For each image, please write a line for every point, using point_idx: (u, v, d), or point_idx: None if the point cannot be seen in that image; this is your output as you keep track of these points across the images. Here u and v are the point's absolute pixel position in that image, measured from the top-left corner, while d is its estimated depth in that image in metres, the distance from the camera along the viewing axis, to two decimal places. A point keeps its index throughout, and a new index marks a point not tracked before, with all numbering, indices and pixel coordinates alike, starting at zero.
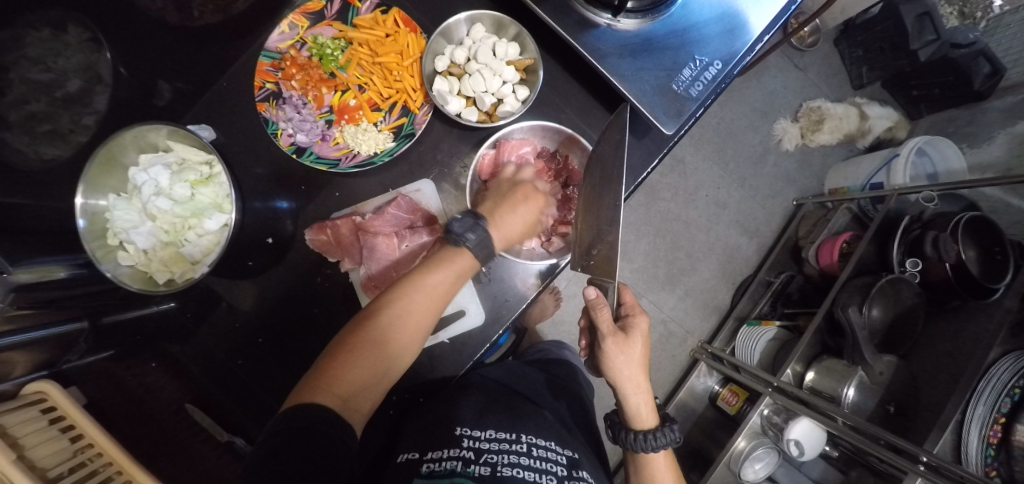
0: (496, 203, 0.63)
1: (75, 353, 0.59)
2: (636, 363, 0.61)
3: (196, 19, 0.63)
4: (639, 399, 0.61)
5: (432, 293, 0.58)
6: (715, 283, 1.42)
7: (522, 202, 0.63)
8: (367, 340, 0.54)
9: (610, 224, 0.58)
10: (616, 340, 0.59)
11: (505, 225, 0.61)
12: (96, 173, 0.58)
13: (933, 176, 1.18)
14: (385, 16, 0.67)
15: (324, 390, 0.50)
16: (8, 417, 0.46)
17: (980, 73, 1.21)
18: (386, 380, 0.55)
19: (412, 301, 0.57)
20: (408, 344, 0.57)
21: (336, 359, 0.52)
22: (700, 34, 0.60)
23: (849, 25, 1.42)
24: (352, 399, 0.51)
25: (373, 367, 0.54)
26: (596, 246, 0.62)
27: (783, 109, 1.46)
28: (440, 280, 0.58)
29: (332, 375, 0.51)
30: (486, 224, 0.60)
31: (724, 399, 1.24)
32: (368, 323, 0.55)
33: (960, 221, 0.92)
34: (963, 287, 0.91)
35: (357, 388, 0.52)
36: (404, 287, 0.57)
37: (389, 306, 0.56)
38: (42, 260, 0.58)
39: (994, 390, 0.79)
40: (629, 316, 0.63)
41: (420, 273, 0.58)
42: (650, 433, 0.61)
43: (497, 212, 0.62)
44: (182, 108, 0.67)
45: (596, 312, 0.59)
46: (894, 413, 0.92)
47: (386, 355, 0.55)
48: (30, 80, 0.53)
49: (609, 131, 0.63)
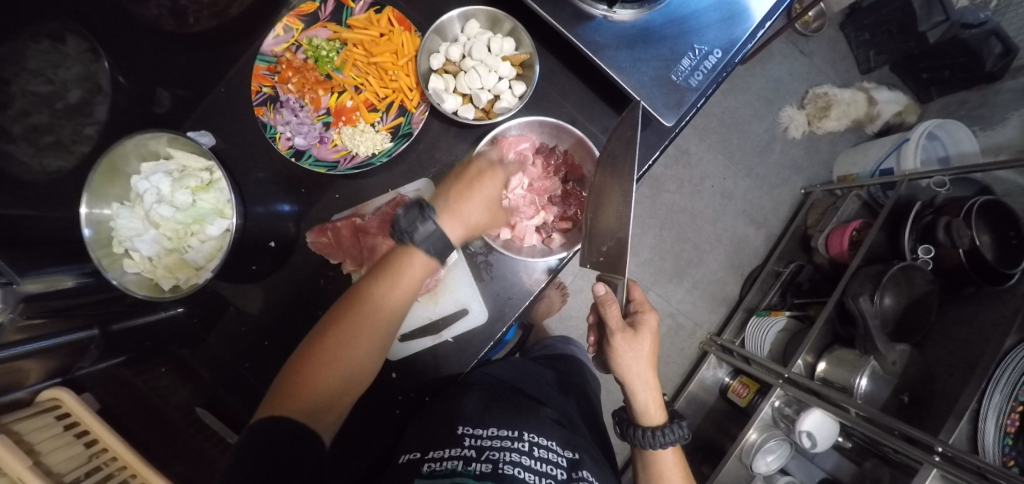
0: (447, 190, 0.62)
1: (87, 359, 0.60)
2: (644, 359, 0.60)
3: (192, 26, 0.64)
4: (647, 395, 0.61)
5: (396, 295, 0.58)
6: (723, 275, 1.41)
7: (477, 184, 0.62)
8: (333, 346, 0.54)
9: (619, 219, 0.57)
10: (625, 336, 0.59)
11: (461, 213, 0.60)
12: (99, 182, 0.58)
13: (945, 160, 1.15)
14: (379, 15, 0.67)
15: (293, 400, 0.50)
16: (24, 423, 0.47)
17: (992, 53, 1.17)
18: (353, 388, 0.56)
19: (377, 305, 0.57)
20: (373, 349, 0.57)
21: (303, 368, 0.53)
22: (699, 23, 0.59)
23: (855, 8, 1.39)
24: (319, 409, 0.51)
25: (341, 374, 0.54)
26: (606, 243, 0.61)
27: (789, 96, 1.43)
28: (403, 282, 0.58)
29: (298, 384, 0.51)
30: (437, 215, 0.59)
31: (735, 391, 1.22)
32: (333, 330, 0.55)
33: (973, 206, 0.90)
34: (978, 273, 0.89)
35: (327, 396, 0.52)
36: (367, 291, 0.57)
37: (354, 312, 0.56)
38: (52, 270, 0.60)
39: (1011, 379, 0.77)
40: (638, 312, 0.63)
41: (381, 277, 0.58)
42: (658, 430, 0.61)
43: (451, 201, 0.60)
44: (183, 115, 0.68)
45: (606, 308, 0.58)
46: (908, 403, 0.90)
47: (353, 360, 0.55)
48: (31, 93, 0.53)
49: (620, 129, 0.61)
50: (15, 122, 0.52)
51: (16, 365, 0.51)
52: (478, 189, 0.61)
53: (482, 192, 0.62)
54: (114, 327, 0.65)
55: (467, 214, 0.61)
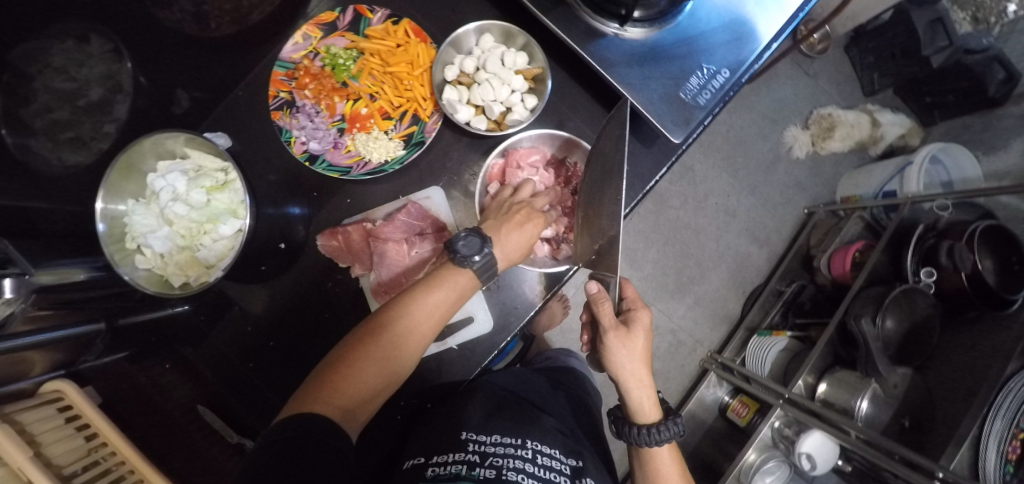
0: (499, 221, 0.63)
1: (92, 353, 0.61)
2: (638, 356, 0.60)
3: (213, 30, 0.64)
4: (641, 393, 0.61)
5: (435, 310, 0.58)
6: (725, 292, 1.41)
7: (521, 224, 0.63)
8: (370, 353, 0.55)
9: (612, 219, 0.55)
10: (617, 333, 0.59)
11: (508, 242, 0.62)
12: (116, 179, 0.60)
13: (948, 184, 1.16)
14: (396, 27, 0.69)
15: (326, 399, 0.50)
16: (27, 414, 0.47)
17: (995, 79, 1.19)
18: (384, 393, 0.56)
19: (416, 315, 0.57)
20: (407, 361, 0.57)
21: (341, 369, 0.53)
22: (708, 43, 0.60)
23: (860, 31, 1.40)
24: (350, 411, 0.51)
25: (374, 379, 0.55)
26: (598, 243, 0.60)
27: (793, 116, 1.45)
28: (443, 297, 0.59)
29: (333, 384, 0.52)
30: (492, 246, 0.61)
31: (735, 410, 1.22)
32: (371, 336, 0.56)
33: (976, 230, 0.91)
34: (979, 298, 0.90)
35: (359, 400, 0.53)
36: (408, 302, 0.58)
37: (393, 322, 0.56)
38: (61, 263, 0.58)
39: (1012, 405, 0.78)
40: (630, 309, 0.63)
41: (422, 291, 0.58)
42: (652, 428, 0.60)
43: (501, 230, 0.62)
44: (202, 114, 0.71)
45: (597, 305, 0.60)
46: (909, 427, 0.91)
47: (386, 368, 0.55)
48: (53, 90, 0.50)
49: (610, 125, 0.59)
50: (38, 118, 0.50)
51: (23, 357, 0.51)
52: (526, 226, 0.64)
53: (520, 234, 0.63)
54: (118, 323, 0.65)
55: (511, 252, 0.63)
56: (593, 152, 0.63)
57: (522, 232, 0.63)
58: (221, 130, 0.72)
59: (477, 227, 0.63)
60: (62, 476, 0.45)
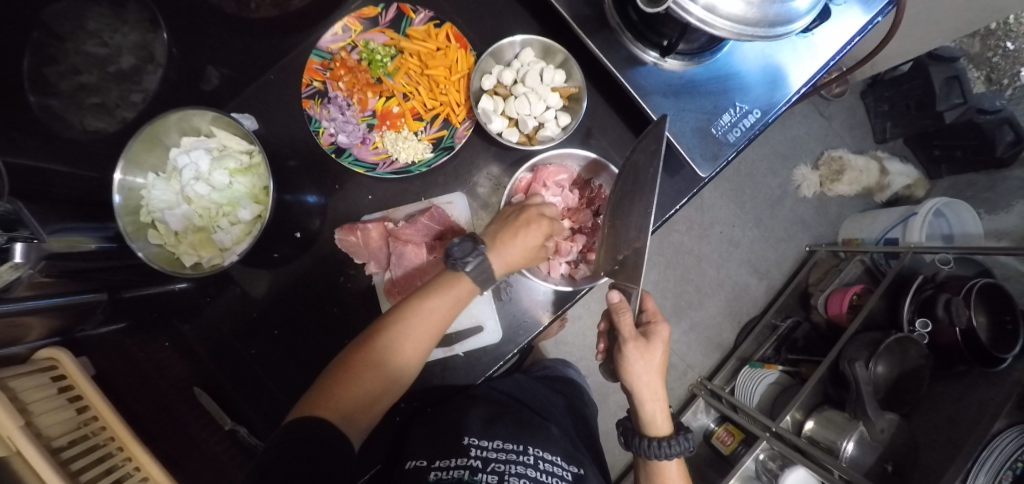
0: (499, 228, 0.64)
1: (90, 324, 0.59)
2: (654, 369, 0.61)
3: (254, 11, 0.66)
4: (654, 405, 0.61)
5: (433, 316, 0.58)
6: (720, 321, 1.42)
7: (528, 228, 0.63)
8: (368, 359, 0.54)
9: (639, 230, 0.56)
10: (637, 345, 0.60)
11: (504, 248, 0.62)
12: (139, 150, 0.59)
13: (949, 237, 1.19)
14: (438, 30, 0.69)
15: (327, 404, 0.51)
16: (17, 381, 0.45)
17: (1003, 140, 1.23)
18: (386, 399, 0.56)
19: (414, 322, 0.57)
20: (406, 367, 0.57)
21: (339, 376, 0.53)
22: (743, 82, 0.61)
23: (877, 80, 1.43)
24: (349, 417, 0.51)
25: (375, 386, 0.54)
26: (622, 252, 0.61)
27: (804, 155, 1.47)
28: (442, 303, 0.59)
29: (332, 391, 0.52)
30: (486, 249, 0.62)
31: (719, 437, 1.24)
32: (371, 342, 0.56)
33: (975, 287, 0.93)
34: (971, 353, 0.92)
35: (361, 404, 0.53)
36: (406, 308, 0.58)
37: (391, 328, 0.56)
38: (68, 229, 0.55)
39: (998, 462, 0.78)
40: (651, 322, 0.64)
41: (421, 297, 0.58)
42: (663, 441, 0.61)
43: (499, 237, 0.63)
44: (228, 94, 0.69)
45: (618, 315, 0.60)
46: (891, 472, 0.92)
47: (385, 373, 0.55)
48: (87, 53, 0.53)
49: (645, 139, 0.59)
50: (63, 80, 0.51)
51: (19, 321, 0.49)
52: (539, 228, 0.63)
53: (533, 236, 0.63)
54: (122, 295, 0.64)
55: (512, 257, 0.62)
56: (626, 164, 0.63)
57: (534, 233, 0.63)
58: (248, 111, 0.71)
59: (474, 234, 0.64)
60: (52, 448, 0.43)
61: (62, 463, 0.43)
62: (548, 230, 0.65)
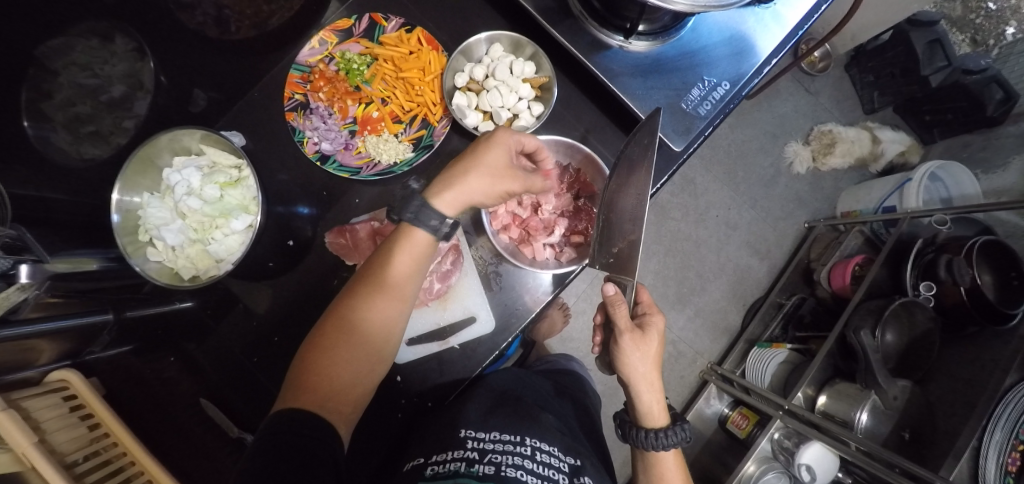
0: (449, 170, 0.60)
1: (98, 345, 0.62)
2: (650, 360, 0.61)
3: (234, 33, 0.66)
4: (651, 396, 0.61)
5: (394, 286, 0.60)
6: (725, 304, 1.41)
7: (490, 147, 0.59)
8: (336, 342, 0.57)
9: (634, 222, 0.57)
10: (633, 336, 0.60)
11: (453, 185, 0.58)
12: (132, 173, 0.62)
13: (947, 200, 1.17)
14: (409, 34, 0.72)
15: (304, 393, 0.53)
16: (33, 401, 0.47)
17: (993, 99, 1.22)
18: (363, 380, 0.58)
19: (381, 298, 0.59)
20: (376, 342, 0.59)
21: (311, 364, 0.55)
22: (709, 56, 0.63)
23: (860, 51, 1.43)
24: (327, 402, 0.53)
25: (346, 367, 0.57)
26: (617, 245, 0.62)
27: (794, 132, 1.47)
28: (400, 269, 0.60)
29: (307, 379, 0.54)
30: (428, 195, 0.59)
31: (735, 422, 1.22)
32: (342, 324, 0.58)
33: (974, 245, 0.91)
34: (979, 311, 0.89)
35: (338, 387, 0.55)
36: (372, 284, 0.59)
37: (352, 305, 0.58)
38: (70, 253, 0.58)
39: (1011, 417, 0.80)
40: (646, 314, 0.64)
41: (377, 270, 0.60)
42: (661, 431, 0.61)
43: (448, 178, 0.59)
44: (216, 114, 0.74)
45: (614, 308, 0.59)
46: (909, 440, 0.89)
47: (357, 354, 0.57)
48: (78, 85, 0.52)
49: (637, 134, 0.61)
50: (59, 111, 0.51)
51: (30, 344, 0.51)
52: (510, 141, 0.60)
53: (503, 152, 0.59)
54: (127, 315, 0.66)
55: (473, 188, 0.58)
56: (621, 159, 0.64)
57: (504, 146, 0.59)
58: (236, 129, 0.75)
59: (430, 188, 0.60)
60: (66, 463, 0.44)
61: (76, 475, 0.45)
62: (511, 148, 0.60)
